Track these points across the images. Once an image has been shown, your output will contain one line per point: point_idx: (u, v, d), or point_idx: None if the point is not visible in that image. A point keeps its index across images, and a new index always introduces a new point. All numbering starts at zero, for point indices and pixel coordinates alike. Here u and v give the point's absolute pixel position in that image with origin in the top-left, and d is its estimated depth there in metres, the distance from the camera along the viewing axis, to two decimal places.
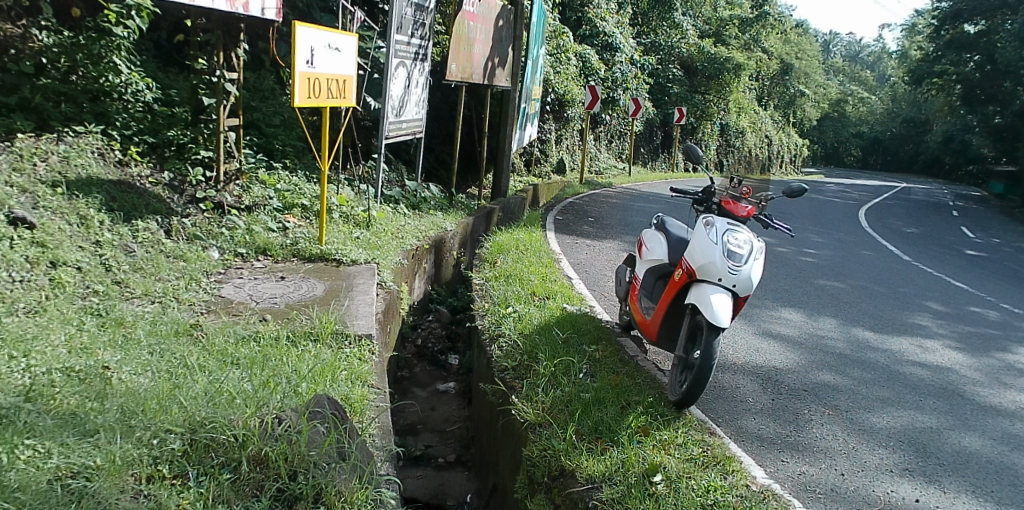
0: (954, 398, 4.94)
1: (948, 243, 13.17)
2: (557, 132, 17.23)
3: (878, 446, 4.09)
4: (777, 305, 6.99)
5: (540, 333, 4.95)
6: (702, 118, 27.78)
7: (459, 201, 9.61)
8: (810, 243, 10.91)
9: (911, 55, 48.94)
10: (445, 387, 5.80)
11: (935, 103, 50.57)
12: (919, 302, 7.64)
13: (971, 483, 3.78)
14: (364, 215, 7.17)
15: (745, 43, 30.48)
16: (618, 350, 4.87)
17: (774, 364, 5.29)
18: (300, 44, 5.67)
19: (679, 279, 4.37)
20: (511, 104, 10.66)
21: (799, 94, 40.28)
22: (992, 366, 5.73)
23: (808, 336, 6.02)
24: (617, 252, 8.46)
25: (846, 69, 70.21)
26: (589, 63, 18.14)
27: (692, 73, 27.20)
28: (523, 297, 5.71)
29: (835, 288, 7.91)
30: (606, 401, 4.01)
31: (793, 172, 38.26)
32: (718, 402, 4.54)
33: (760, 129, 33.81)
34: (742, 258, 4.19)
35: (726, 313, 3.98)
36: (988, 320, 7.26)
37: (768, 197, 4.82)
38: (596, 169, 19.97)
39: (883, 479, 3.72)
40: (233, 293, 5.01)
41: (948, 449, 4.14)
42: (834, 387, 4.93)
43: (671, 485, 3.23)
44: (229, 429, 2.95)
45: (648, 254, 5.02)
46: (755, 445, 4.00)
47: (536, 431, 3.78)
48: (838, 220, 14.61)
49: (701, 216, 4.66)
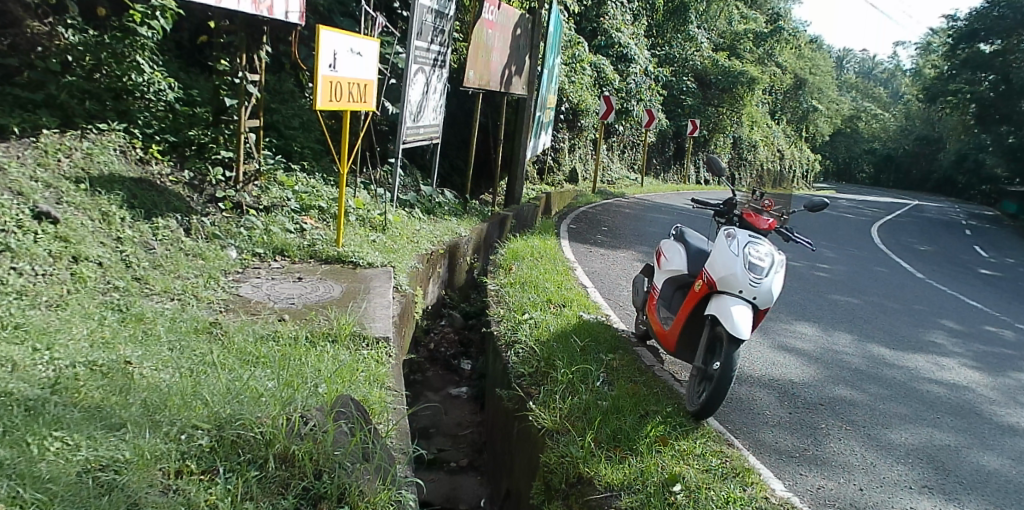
0: (971, 416, 4.93)
1: (963, 261, 13.11)
2: (571, 141, 17.25)
3: (897, 463, 4.08)
4: (792, 318, 6.98)
5: (557, 340, 4.95)
6: (715, 131, 27.86)
7: (474, 207, 9.63)
8: (824, 258, 10.90)
9: (924, 71, 48.80)
10: (457, 391, 5.78)
11: (947, 122, 50.26)
12: (933, 320, 7.63)
13: (990, 501, 3.77)
14: (379, 219, 7.20)
15: (759, 57, 30.56)
16: (636, 360, 4.87)
17: (790, 377, 5.29)
18: (323, 47, 5.71)
19: (699, 290, 4.35)
20: (526, 112, 10.52)
21: (811, 109, 40.27)
22: (1007, 386, 5.72)
23: (824, 351, 6.01)
24: (631, 262, 8.46)
25: (860, 87, 70.13)
26: (604, 73, 18.18)
27: (706, 86, 27.31)
28: (538, 304, 5.71)
29: (850, 303, 7.90)
30: (625, 409, 4.01)
31: (804, 187, 38.25)
32: (736, 414, 4.54)
33: (772, 143, 33.84)
34: (764, 270, 4.17)
35: (747, 326, 3.98)
36: (1002, 340, 7.24)
37: (789, 212, 4.81)
38: (606, 180, 20.08)
39: (903, 496, 3.71)
40: (251, 293, 5.03)
41: (967, 468, 4.13)
42: (851, 402, 4.93)
43: (691, 495, 3.24)
44: (256, 427, 2.95)
45: (666, 265, 5.00)
46: (773, 458, 3.99)
47: (554, 438, 3.80)
48: (852, 236, 14.56)
49: (722, 228, 4.62)
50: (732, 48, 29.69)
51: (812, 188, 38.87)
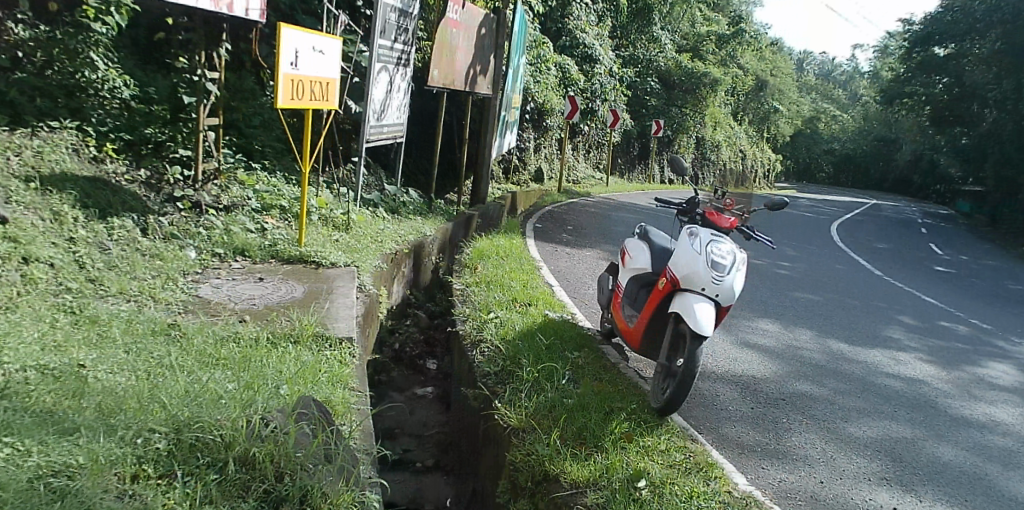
0: (927, 409, 5.05)
1: (920, 259, 13.42)
2: (536, 141, 17.28)
3: (856, 455, 4.15)
4: (755, 315, 7.07)
5: (522, 339, 4.95)
6: (679, 132, 28.15)
7: (439, 207, 9.59)
8: (786, 256, 11.07)
9: (882, 74, 49.94)
10: (423, 391, 5.73)
11: (904, 123, 51.46)
12: (891, 316, 7.79)
13: (946, 492, 3.85)
14: (343, 218, 7.12)
15: (721, 59, 30.99)
16: (601, 358, 4.88)
17: (753, 373, 5.36)
18: (284, 45, 5.62)
19: (663, 287, 4.38)
20: (491, 112, 10.50)
21: (773, 110, 40.94)
22: (962, 379, 5.88)
23: (785, 346, 6.11)
24: (596, 260, 8.49)
25: (820, 89, 71.53)
26: (569, 73, 18.25)
27: (669, 88, 27.61)
28: (504, 303, 5.69)
29: (811, 300, 8.04)
30: (590, 407, 4.02)
31: (766, 187, 38.88)
32: (699, 409, 4.57)
33: (735, 143, 34.31)
34: (726, 268, 4.20)
35: (709, 322, 4.01)
36: (956, 335, 7.43)
37: (750, 211, 4.86)
38: (572, 179, 20.16)
39: (862, 488, 3.78)
40: (211, 293, 4.93)
41: (924, 459, 4.22)
42: (811, 396, 5.01)
43: (655, 490, 3.26)
44: (216, 430, 2.90)
45: (630, 263, 5.02)
46: (737, 452, 4.03)
47: (519, 436, 3.79)
48: (813, 234, 14.82)
49: (685, 226, 4.66)
50: (696, 49, 30.02)
51: (774, 188, 39.49)
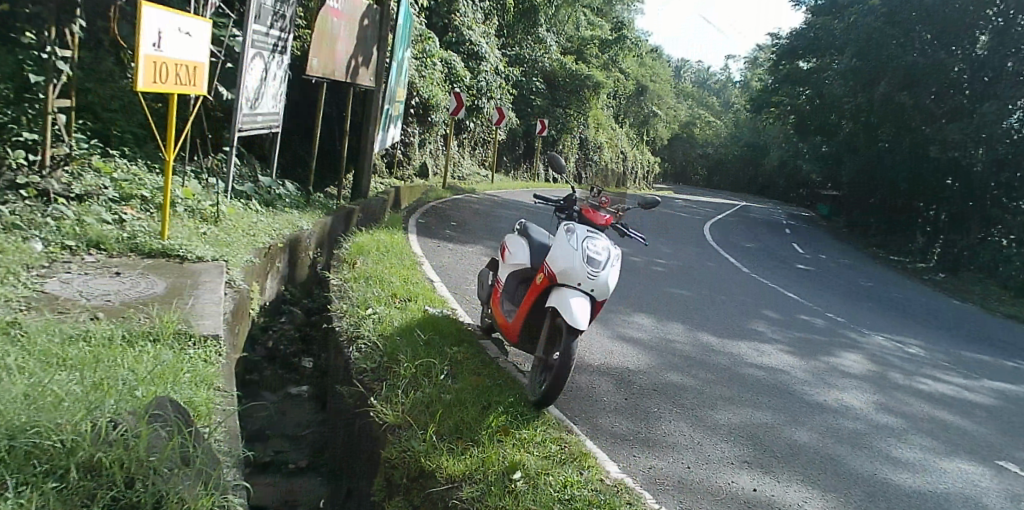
0: (786, 396, 5.37)
1: (783, 257, 14.32)
2: (421, 136, 17.13)
3: (720, 441, 4.35)
4: (631, 310, 7.29)
5: (401, 335, 4.86)
6: (563, 132, 28.72)
7: (318, 201, 9.32)
8: (662, 253, 11.51)
9: (753, 84, 52.99)
10: (297, 391, 5.53)
11: (771, 131, 54.80)
12: (757, 310, 8.25)
13: (801, 472, 4.10)
14: (212, 210, 6.76)
15: (604, 62, 31.88)
16: (479, 353, 4.88)
17: (628, 365, 5.52)
18: (145, 25, 5.25)
19: (540, 283, 4.42)
20: (374, 105, 10.29)
21: (652, 114, 42.55)
22: (817, 368, 6.30)
23: (658, 339, 6.33)
24: (478, 256, 8.50)
25: (696, 96, 75.02)
26: (455, 69, 18.18)
27: (554, 88, 28.13)
28: (382, 299, 5.58)
29: (684, 296, 8.38)
30: (467, 402, 4.00)
31: (646, 187, 40.38)
32: (575, 401, 4.65)
33: (616, 145, 35.39)
34: (601, 263, 4.29)
35: (585, 316, 4.07)
36: (814, 327, 7.96)
37: (624, 209, 4.98)
38: (457, 175, 20.13)
39: (725, 471, 3.96)
40: (58, 289, 4.55)
41: (782, 443, 4.47)
42: (681, 386, 5.21)
43: (530, 481, 3.28)
44: (56, 435, 2.65)
45: (509, 259, 5.03)
46: (610, 441, 4.12)
47: (395, 433, 3.70)
48: (688, 233, 15.49)
49: (562, 223, 4.71)
50: (579, 52, 30.71)
51: (653, 189, 41.06)
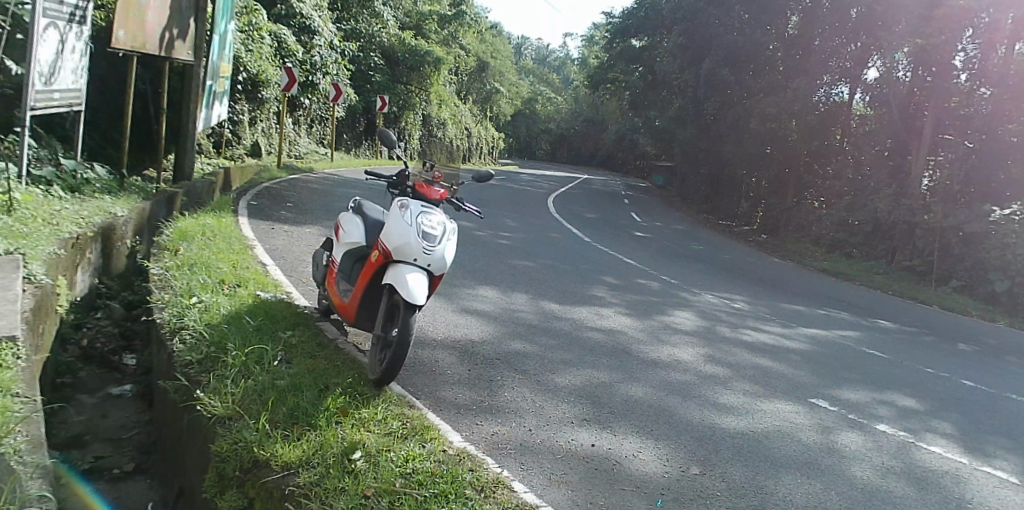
0: (623, 355, 5.63)
1: (622, 226, 15.00)
2: (251, 113, 16.28)
3: (561, 402, 4.48)
4: (474, 283, 7.34)
5: (229, 323, 4.59)
6: (405, 109, 28.35)
7: (134, 185, 8.61)
8: (505, 227, 11.69)
9: (590, 61, 54.85)
10: (119, 390, 5.09)
11: (609, 107, 57.10)
12: (597, 277, 8.59)
13: (636, 425, 4.31)
14: (3, 199, 6.04)
15: (444, 38, 31.73)
16: (316, 336, 4.71)
17: (472, 337, 5.55)
18: None
19: (375, 260, 4.31)
20: (194, 81, 9.61)
21: (494, 91, 42.99)
22: (652, 327, 6.66)
23: (502, 310, 6.42)
24: (316, 237, 8.22)
25: (537, 72, 76.59)
26: (285, 43, 17.41)
27: (393, 64, 27.65)
28: (209, 286, 5.25)
29: (527, 267, 8.56)
30: (303, 386, 3.84)
31: (491, 163, 40.84)
32: (418, 376, 4.61)
33: (459, 121, 35.46)
34: (436, 238, 4.24)
35: (422, 291, 4.02)
36: (649, 290, 8.41)
37: (459, 183, 4.93)
38: (294, 154, 19.35)
39: (566, 430, 4.08)
40: None
41: (619, 399, 4.68)
42: (524, 353, 5.31)
43: (370, 460, 3.21)
44: None
45: (343, 238, 4.87)
46: (453, 412, 4.13)
47: (225, 425, 3.49)
48: (531, 206, 15.84)
49: (396, 199, 4.61)
50: (418, 28, 30.35)
51: (498, 164, 41.62)
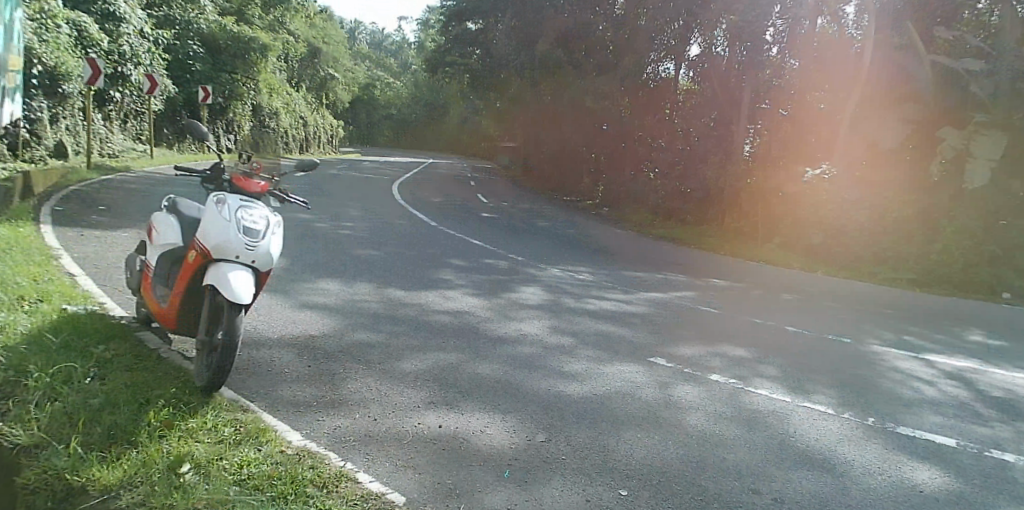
0: (471, 335, 5.68)
1: (467, 208, 15.09)
2: (52, 111, 14.76)
3: (407, 387, 4.45)
4: (314, 276, 7.10)
5: (30, 342, 4.16)
6: (232, 99, 26.83)
7: None
8: (347, 216, 11.40)
9: (427, 45, 54.51)
10: None
11: (449, 90, 57.11)
12: (443, 260, 8.58)
13: (483, 401, 4.36)
14: None
15: (270, 23, 30.27)
16: (134, 347, 4.37)
17: (312, 332, 5.38)
18: None
19: (193, 261, 4.05)
20: None
21: (329, 77, 41.65)
22: (499, 304, 6.76)
23: (345, 302, 6.26)
24: (135, 241, 7.61)
25: (374, 57, 75.06)
26: (87, 31, 16.29)
27: (216, 52, 26.04)
28: (5, 304, 4.74)
29: (370, 256, 8.40)
30: (121, 402, 3.57)
31: (332, 152, 39.66)
32: (253, 378, 4.41)
33: (294, 110, 34.09)
34: (260, 233, 4.04)
35: (247, 290, 3.83)
36: (495, 268, 8.52)
37: (281, 172, 4.66)
38: (108, 153, 17.79)
39: (412, 415, 4.06)
40: None
41: (466, 378, 4.72)
42: (368, 343, 5.22)
43: (200, 472, 3.05)
44: None
45: (158, 240, 4.53)
46: (293, 411, 3.99)
47: (31, 454, 3.17)
48: (375, 194, 15.56)
49: (212, 194, 4.33)
50: (240, 13, 28.72)
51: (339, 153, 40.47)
